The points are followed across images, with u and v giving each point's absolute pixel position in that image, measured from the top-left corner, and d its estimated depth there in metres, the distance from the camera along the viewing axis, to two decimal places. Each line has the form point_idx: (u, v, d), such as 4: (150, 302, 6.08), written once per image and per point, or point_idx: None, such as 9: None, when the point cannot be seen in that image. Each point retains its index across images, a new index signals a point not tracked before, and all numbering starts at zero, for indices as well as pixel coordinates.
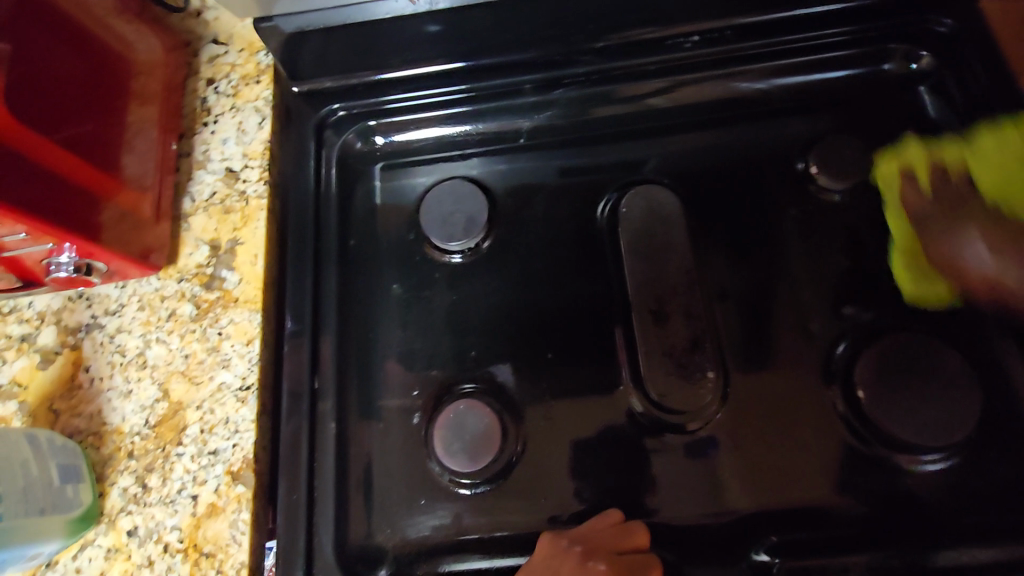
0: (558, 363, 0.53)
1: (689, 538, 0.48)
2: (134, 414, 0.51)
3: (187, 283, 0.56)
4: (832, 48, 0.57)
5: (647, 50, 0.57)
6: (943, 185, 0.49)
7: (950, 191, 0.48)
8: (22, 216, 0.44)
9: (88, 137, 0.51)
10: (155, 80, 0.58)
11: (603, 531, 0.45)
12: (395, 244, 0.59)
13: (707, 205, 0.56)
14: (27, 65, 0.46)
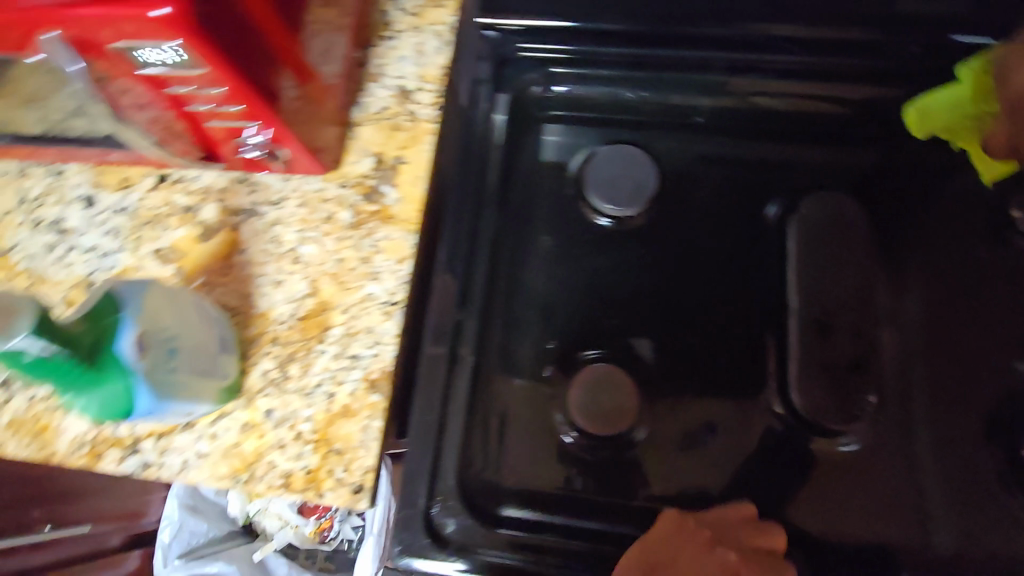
0: (700, 350, 0.53)
1: (801, 544, 0.48)
2: (283, 304, 0.53)
3: (348, 190, 0.56)
4: None
5: (858, 51, 0.54)
6: None
7: None
8: (245, 91, 0.42)
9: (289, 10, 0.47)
10: None
11: (738, 524, 0.45)
12: (553, 197, 0.58)
13: (890, 225, 0.54)
14: None
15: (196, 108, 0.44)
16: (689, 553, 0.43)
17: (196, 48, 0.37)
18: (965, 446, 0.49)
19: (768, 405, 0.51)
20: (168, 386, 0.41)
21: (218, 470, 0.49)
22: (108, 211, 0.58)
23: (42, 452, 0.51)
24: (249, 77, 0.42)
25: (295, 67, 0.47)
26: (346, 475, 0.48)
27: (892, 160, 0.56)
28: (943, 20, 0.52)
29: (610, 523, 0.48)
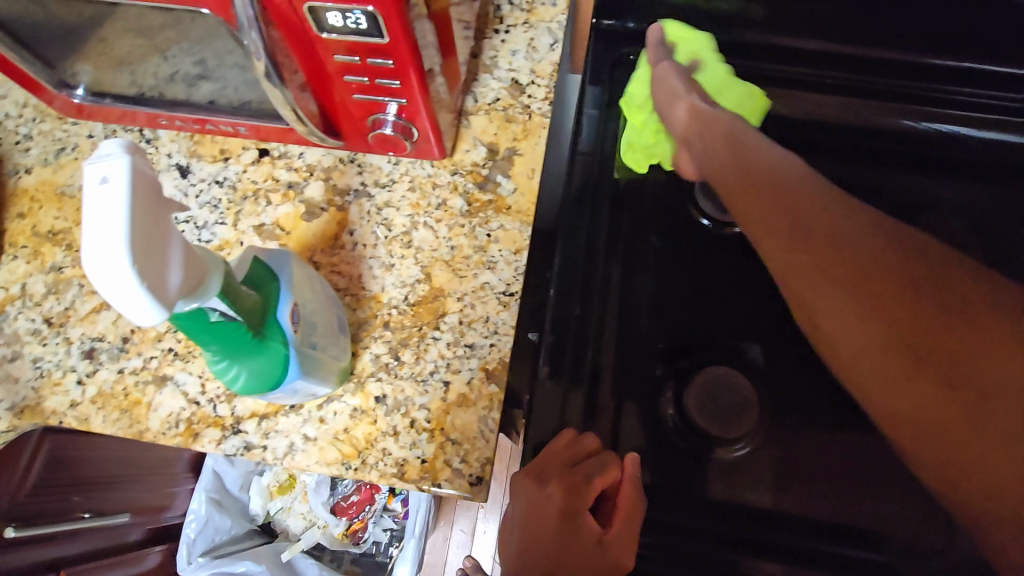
0: (807, 357, 0.54)
1: (897, 539, 0.51)
2: (394, 288, 0.52)
3: (461, 177, 0.55)
4: None
5: (931, 75, 0.61)
6: (707, 111, 0.53)
7: (709, 114, 0.53)
8: (412, 65, 0.42)
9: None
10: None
11: (557, 452, 0.46)
12: (660, 199, 0.58)
13: (972, 240, 0.60)
14: None
15: (349, 79, 0.44)
16: (531, 506, 0.44)
17: (386, 16, 0.37)
18: None
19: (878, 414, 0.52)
20: (309, 361, 0.39)
21: (326, 455, 0.47)
22: (205, 182, 0.56)
23: (133, 428, 0.48)
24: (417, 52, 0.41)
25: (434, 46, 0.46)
26: (463, 468, 0.46)
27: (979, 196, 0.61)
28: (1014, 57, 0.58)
29: (679, 512, 0.51)
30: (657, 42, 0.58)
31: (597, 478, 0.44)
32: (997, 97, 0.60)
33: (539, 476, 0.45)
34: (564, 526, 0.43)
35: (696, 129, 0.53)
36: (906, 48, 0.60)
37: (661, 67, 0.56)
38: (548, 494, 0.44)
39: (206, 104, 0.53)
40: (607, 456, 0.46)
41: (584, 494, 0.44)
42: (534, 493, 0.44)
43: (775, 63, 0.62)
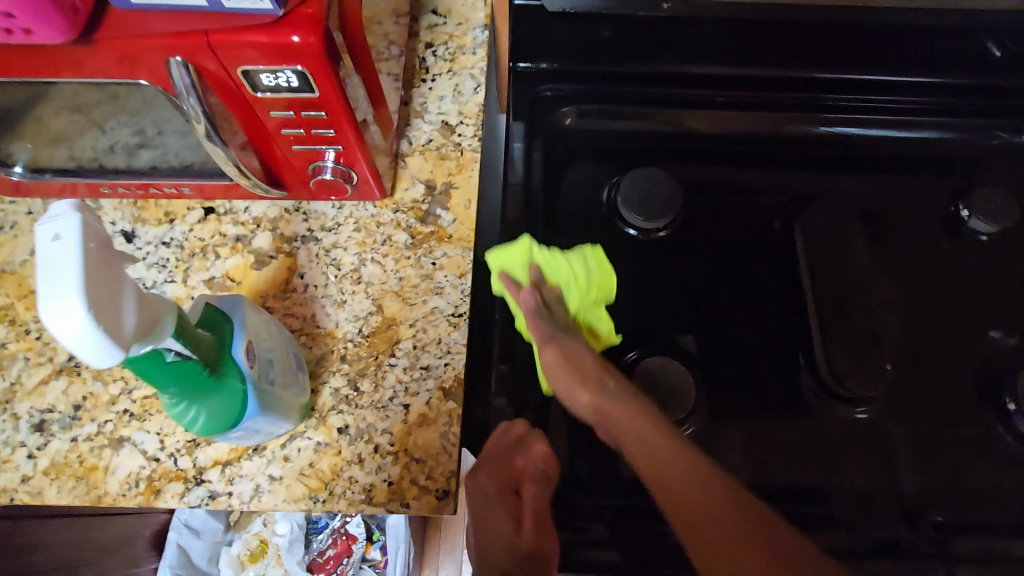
0: (737, 340, 0.59)
1: (843, 496, 0.54)
2: (348, 322, 0.54)
3: (403, 214, 0.59)
4: (961, 127, 0.67)
5: (818, 86, 0.66)
6: (611, 390, 0.45)
7: (611, 399, 0.44)
8: (344, 115, 0.46)
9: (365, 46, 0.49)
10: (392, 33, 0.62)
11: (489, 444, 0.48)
12: (586, 216, 0.64)
13: (873, 221, 0.65)
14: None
15: (286, 133, 0.47)
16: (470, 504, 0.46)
17: (314, 72, 0.41)
18: (978, 411, 0.55)
19: (806, 386, 0.57)
20: (268, 398, 0.41)
21: (293, 492, 0.47)
22: (151, 245, 0.58)
23: (89, 495, 0.47)
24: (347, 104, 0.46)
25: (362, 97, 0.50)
26: (429, 485, 0.47)
27: (871, 183, 0.68)
28: (887, 65, 0.63)
29: None
30: (532, 302, 0.51)
31: (518, 457, 0.47)
32: (876, 100, 0.66)
33: (471, 470, 0.47)
34: (490, 518, 0.44)
35: (604, 418, 0.44)
36: (796, 59, 0.63)
37: (559, 343, 0.48)
38: (477, 487, 0.46)
39: (147, 170, 0.55)
40: (530, 438, 0.48)
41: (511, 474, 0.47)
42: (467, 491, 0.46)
43: (677, 89, 0.67)
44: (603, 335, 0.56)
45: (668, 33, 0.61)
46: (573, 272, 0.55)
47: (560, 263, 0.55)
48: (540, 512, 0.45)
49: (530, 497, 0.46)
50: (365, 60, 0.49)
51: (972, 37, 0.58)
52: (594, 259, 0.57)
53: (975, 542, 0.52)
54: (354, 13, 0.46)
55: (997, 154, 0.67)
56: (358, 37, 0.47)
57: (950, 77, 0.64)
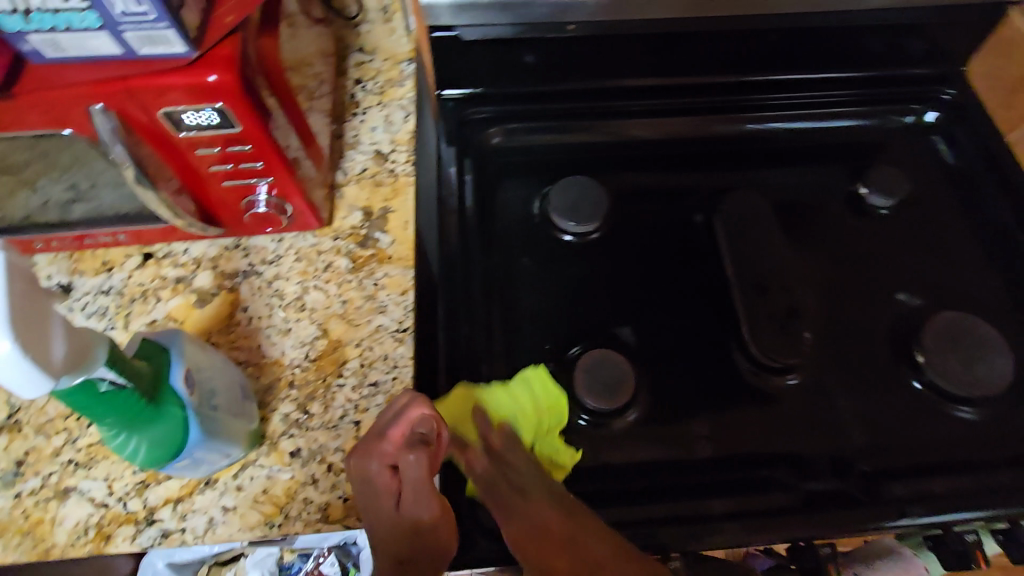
0: (673, 327, 0.61)
1: (784, 460, 0.57)
2: (294, 349, 0.55)
3: (343, 241, 0.61)
4: (849, 116, 0.75)
5: (721, 90, 0.73)
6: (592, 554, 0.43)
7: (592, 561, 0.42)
8: (270, 147, 0.49)
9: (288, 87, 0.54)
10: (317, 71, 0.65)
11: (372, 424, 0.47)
12: (521, 226, 0.67)
13: (787, 205, 0.69)
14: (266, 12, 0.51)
15: (215, 170, 0.50)
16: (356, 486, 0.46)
17: (233, 108, 0.45)
18: (890, 364, 0.60)
19: (741, 364, 0.60)
20: (212, 423, 0.43)
21: (249, 519, 0.48)
22: (90, 294, 0.58)
23: (35, 550, 0.46)
24: (272, 137, 0.49)
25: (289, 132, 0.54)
26: None
27: (781, 170, 0.72)
28: (774, 66, 0.71)
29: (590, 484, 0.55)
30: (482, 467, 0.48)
31: (388, 441, 0.45)
32: (774, 98, 0.73)
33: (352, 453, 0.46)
34: (375, 497, 0.44)
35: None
36: (695, 67, 0.70)
37: (523, 509, 0.45)
38: (358, 469, 0.45)
39: (80, 222, 0.55)
40: (404, 421, 0.45)
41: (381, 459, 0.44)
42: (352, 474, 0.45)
43: (596, 102, 0.72)
44: (566, 463, 0.54)
45: (578, 51, 0.67)
46: (521, 405, 0.54)
47: (505, 401, 0.53)
48: (425, 483, 0.43)
49: (415, 472, 0.43)
50: (290, 99, 0.53)
51: (837, 36, 0.68)
52: (539, 380, 0.55)
53: (908, 489, 0.55)
54: (269, 54, 0.50)
55: (883, 136, 0.75)
56: (279, 76, 0.51)
57: (830, 71, 0.72)
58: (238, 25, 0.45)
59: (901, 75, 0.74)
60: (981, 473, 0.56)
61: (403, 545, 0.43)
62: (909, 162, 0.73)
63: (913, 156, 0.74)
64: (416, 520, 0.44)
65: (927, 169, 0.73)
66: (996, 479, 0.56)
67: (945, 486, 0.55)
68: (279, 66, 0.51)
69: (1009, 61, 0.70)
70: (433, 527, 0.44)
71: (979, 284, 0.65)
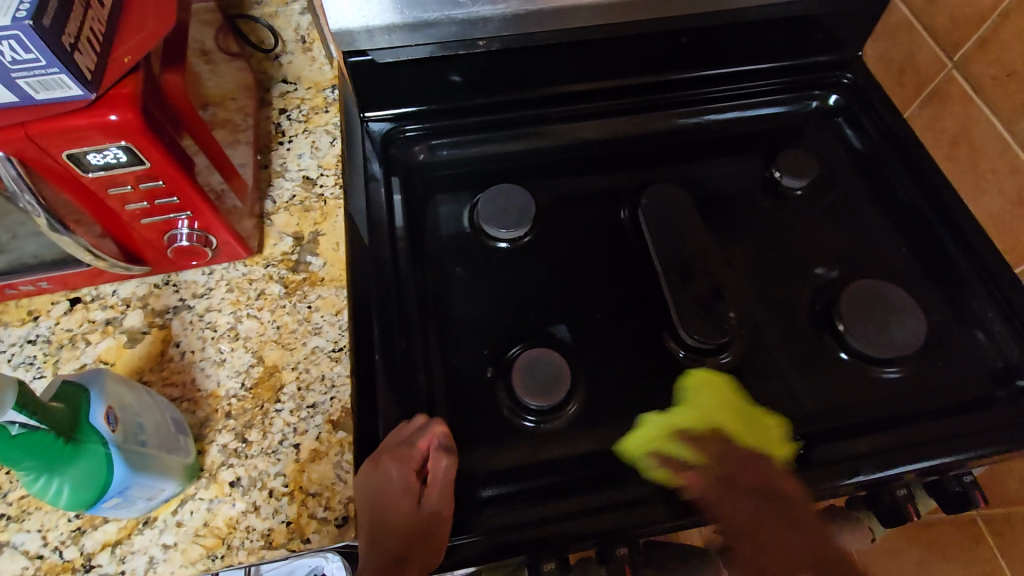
0: (605, 320, 0.63)
1: None
2: (229, 379, 0.55)
3: (274, 267, 0.62)
4: (760, 106, 0.79)
5: (636, 91, 0.76)
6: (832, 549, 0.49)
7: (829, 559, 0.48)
8: (184, 180, 0.50)
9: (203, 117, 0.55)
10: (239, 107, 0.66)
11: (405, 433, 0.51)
12: (453, 238, 0.68)
13: (704, 194, 0.73)
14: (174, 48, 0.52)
15: (131, 207, 0.51)
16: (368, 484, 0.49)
17: (140, 145, 0.45)
18: (814, 335, 0.63)
19: (672, 349, 0.62)
20: (140, 459, 0.42)
21: (190, 554, 0.47)
22: (16, 345, 0.57)
23: None
24: (185, 170, 0.50)
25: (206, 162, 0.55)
26: (328, 514, 0.49)
27: (701, 161, 0.76)
28: (684, 63, 0.75)
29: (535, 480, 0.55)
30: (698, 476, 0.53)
31: (421, 448, 0.50)
32: (688, 94, 0.77)
33: (378, 456, 0.50)
34: (393, 493, 0.49)
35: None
36: (608, 69, 0.73)
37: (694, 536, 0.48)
38: (382, 471, 0.49)
39: None
40: (435, 433, 0.51)
41: (410, 464, 0.49)
42: (372, 474, 0.49)
43: (519, 111, 0.75)
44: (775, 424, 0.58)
45: (497, 65, 0.70)
46: (705, 410, 0.58)
47: (688, 413, 0.58)
48: (448, 484, 0.49)
49: (440, 471, 0.49)
50: (205, 133, 0.54)
51: (732, 31, 0.72)
52: (705, 380, 0.59)
53: (839, 452, 0.57)
54: (177, 90, 0.50)
55: (792, 121, 0.79)
56: (191, 111, 0.52)
57: (736, 65, 0.76)
58: (137, 65, 0.45)
59: (802, 63, 0.77)
60: (910, 428, 0.58)
61: (406, 539, 0.47)
62: (816, 145, 0.78)
63: (821, 137, 0.78)
64: (428, 517, 0.49)
65: (834, 150, 0.77)
66: (925, 432, 0.58)
67: (875, 446, 0.57)
68: (190, 101, 0.52)
69: (895, 43, 0.74)
70: (444, 526, 0.48)
71: (889, 252, 0.68)
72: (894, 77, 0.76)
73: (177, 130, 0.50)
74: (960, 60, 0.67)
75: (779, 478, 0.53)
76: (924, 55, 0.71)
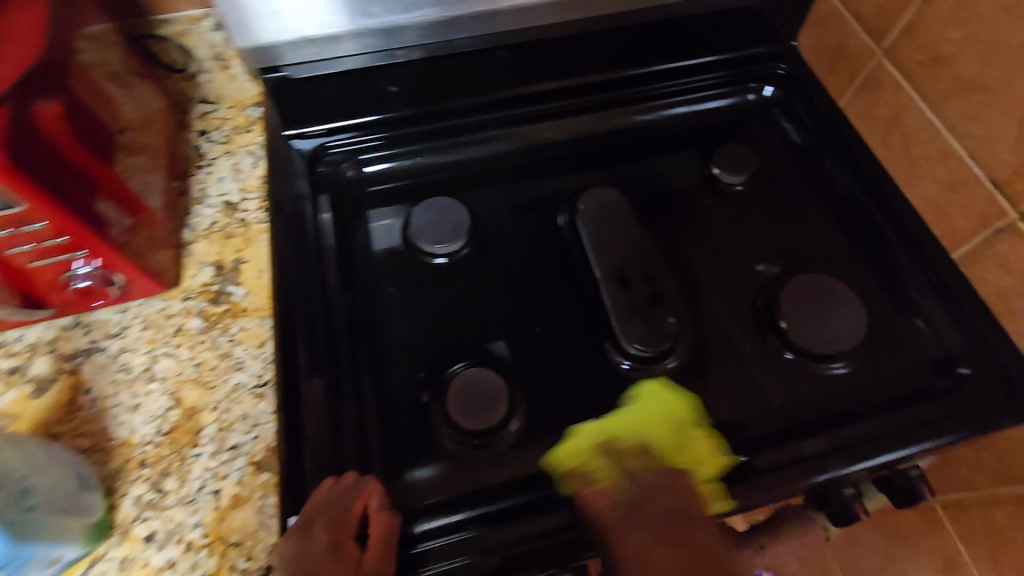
0: (544, 334, 0.62)
1: None
2: (144, 425, 0.52)
3: (193, 300, 0.58)
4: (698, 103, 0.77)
5: (575, 92, 0.74)
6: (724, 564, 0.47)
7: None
8: (69, 217, 0.47)
9: (100, 145, 0.51)
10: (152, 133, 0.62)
11: (329, 496, 0.48)
12: (387, 257, 0.66)
13: (643, 195, 0.71)
14: (59, 73, 0.47)
15: (16, 250, 0.47)
16: (299, 554, 0.44)
17: (8, 186, 0.42)
18: (755, 335, 0.63)
19: (614, 359, 0.60)
20: (27, 527, 0.39)
21: None
22: None
23: None
24: (70, 209, 0.47)
25: (105, 194, 0.51)
26: (251, 564, 0.47)
27: (641, 162, 0.74)
28: (620, 62, 0.73)
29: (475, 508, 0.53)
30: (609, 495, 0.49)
31: (356, 504, 0.48)
32: (630, 91, 0.75)
33: (305, 522, 0.46)
34: (331, 556, 0.45)
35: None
36: (538, 73, 0.72)
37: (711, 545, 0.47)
38: (316, 534, 0.45)
39: None
40: (365, 486, 0.49)
41: (346, 521, 0.47)
42: (302, 540, 0.45)
43: (453, 120, 0.72)
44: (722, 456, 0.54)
45: (424, 72, 0.68)
46: (646, 419, 0.55)
47: (619, 423, 0.54)
48: (387, 539, 0.47)
49: (381, 530, 0.47)
50: (103, 166, 0.51)
51: (657, 28, 0.71)
52: (654, 393, 0.56)
53: (788, 460, 0.55)
54: (52, 120, 0.46)
55: (732, 116, 0.78)
56: (81, 144, 0.49)
57: (673, 61, 0.75)
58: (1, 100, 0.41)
59: (737, 55, 0.76)
60: (861, 423, 0.57)
61: None
62: (756, 138, 0.77)
63: (759, 131, 0.77)
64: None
65: (773, 143, 0.76)
66: (877, 429, 0.56)
67: (825, 449, 0.55)
68: (71, 131, 0.47)
69: (826, 31, 0.74)
70: None
71: (829, 244, 0.68)
72: (824, 67, 0.75)
73: (57, 166, 0.46)
74: (887, 47, 0.66)
75: (687, 497, 0.49)
76: (853, 42, 0.70)
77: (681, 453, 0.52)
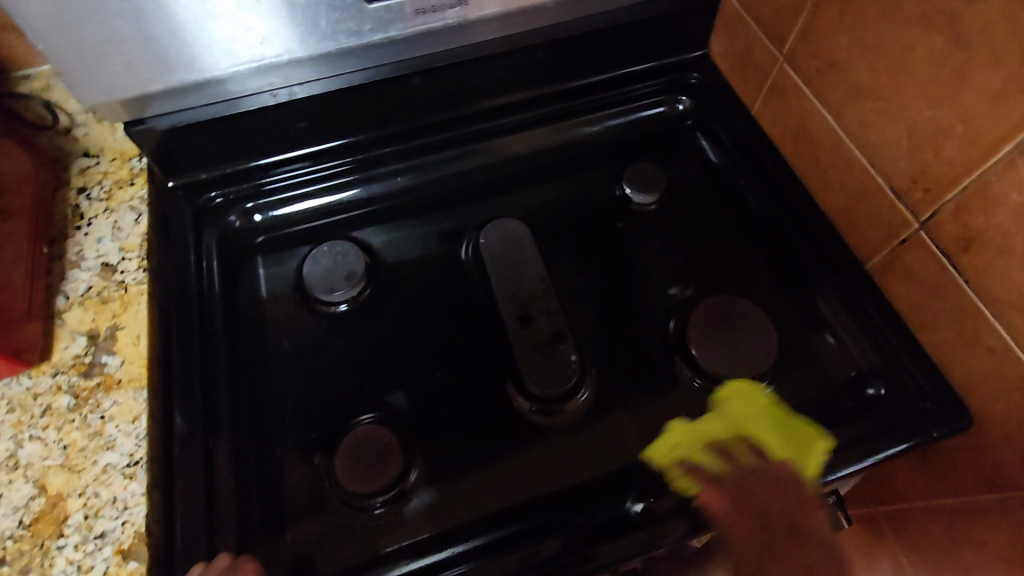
0: (445, 380, 0.59)
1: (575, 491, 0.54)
2: (4, 518, 0.48)
3: (64, 375, 0.55)
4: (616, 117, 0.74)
5: (483, 118, 0.71)
6: None
7: None
8: None
9: None
10: (23, 197, 0.59)
11: None
12: (282, 308, 0.64)
13: (552, 222, 0.69)
14: None
15: None
16: None
17: None
18: (665, 363, 0.60)
19: (519, 403, 0.57)
20: None
21: None
22: None
23: None
24: None
25: None
26: None
27: (553, 185, 0.71)
28: (528, 83, 0.70)
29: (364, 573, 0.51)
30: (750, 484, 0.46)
31: None
32: (543, 110, 0.72)
33: None
34: None
35: None
36: (436, 100, 0.68)
37: None
38: None
39: None
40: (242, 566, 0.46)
41: None
42: None
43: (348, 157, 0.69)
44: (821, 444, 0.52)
45: (309, 113, 0.64)
46: (736, 417, 0.53)
47: (717, 423, 0.53)
48: None
49: None
50: None
51: (561, 47, 0.67)
52: (743, 390, 0.55)
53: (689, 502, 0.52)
54: None
55: (649, 129, 0.75)
56: None
57: (591, 75, 0.72)
58: None
59: (658, 64, 0.74)
60: None
61: None
62: (670, 151, 0.74)
63: (672, 144, 0.75)
64: None
65: (686, 157, 0.74)
66: None
67: None
68: None
69: (731, 37, 0.71)
70: None
71: (741, 261, 0.65)
72: (733, 74, 0.73)
73: None
74: (787, 53, 0.63)
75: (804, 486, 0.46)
76: (757, 49, 0.67)
77: (787, 438, 0.52)
